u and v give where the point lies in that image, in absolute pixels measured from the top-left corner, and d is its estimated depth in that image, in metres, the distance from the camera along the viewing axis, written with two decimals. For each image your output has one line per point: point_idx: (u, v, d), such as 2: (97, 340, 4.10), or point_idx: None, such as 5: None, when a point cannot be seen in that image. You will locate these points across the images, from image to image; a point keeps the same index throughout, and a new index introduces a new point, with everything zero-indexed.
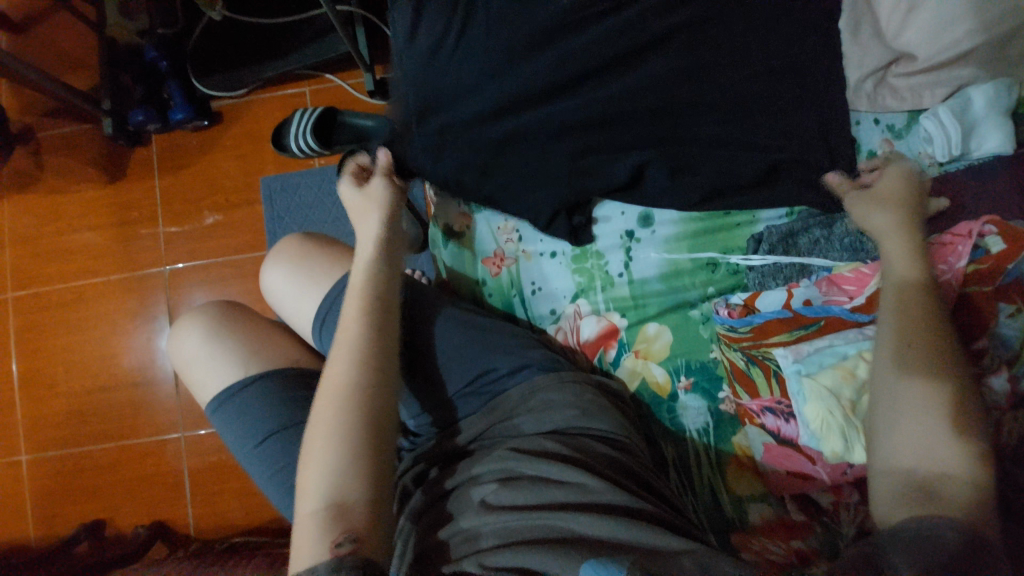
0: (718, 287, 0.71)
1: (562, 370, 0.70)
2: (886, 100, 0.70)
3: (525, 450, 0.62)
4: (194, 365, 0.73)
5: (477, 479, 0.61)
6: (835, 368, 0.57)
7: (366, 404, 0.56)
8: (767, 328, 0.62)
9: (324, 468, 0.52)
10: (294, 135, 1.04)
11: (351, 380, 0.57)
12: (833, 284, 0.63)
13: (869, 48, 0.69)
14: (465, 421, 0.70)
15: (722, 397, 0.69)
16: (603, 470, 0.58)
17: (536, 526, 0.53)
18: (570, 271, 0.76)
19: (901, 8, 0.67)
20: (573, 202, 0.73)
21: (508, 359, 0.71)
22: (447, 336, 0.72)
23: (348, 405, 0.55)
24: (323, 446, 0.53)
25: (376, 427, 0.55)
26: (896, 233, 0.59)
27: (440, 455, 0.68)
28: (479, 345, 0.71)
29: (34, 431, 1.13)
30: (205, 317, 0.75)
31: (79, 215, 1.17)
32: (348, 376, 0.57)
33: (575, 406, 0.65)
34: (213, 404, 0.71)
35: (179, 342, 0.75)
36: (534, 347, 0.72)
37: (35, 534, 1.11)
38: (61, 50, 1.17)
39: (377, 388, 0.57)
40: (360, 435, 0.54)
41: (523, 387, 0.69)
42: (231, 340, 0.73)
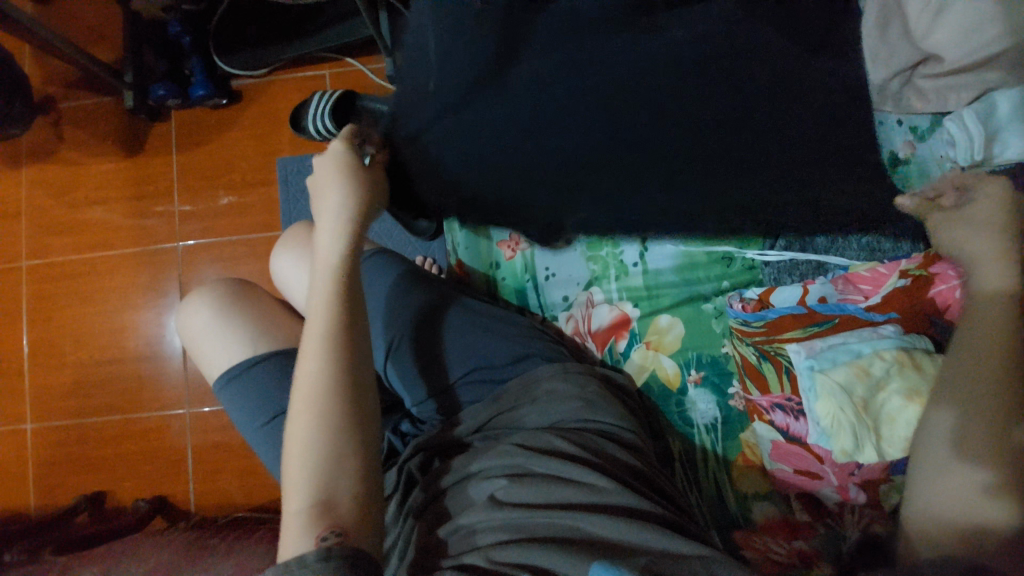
0: (734, 281, 0.69)
1: (565, 361, 0.70)
2: (911, 102, 0.70)
3: (531, 446, 0.61)
4: (203, 340, 0.73)
5: (482, 473, 0.60)
6: (849, 366, 0.56)
7: (344, 399, 0.54)
8: (781, 324, 0.63)
9: (324, 457, 0.51)
10: (314, 117, 1.06)
11: (323, 377, 0.54)
12: (849, 283, 0.63)
13: (898, 48, 0.69)
14: (471, 409, 0.69)
15: (732, 392, 0.68)
16: (612, 471, 0.57)
17: (545, 524, 0.52)
18: (585, 259, 0.75)
19: (931, 8, 0.65)
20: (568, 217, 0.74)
21: (509, 351, 0.71)
22: (457, 324, 0.73)
23: (329, 396, 0.53)
24: (302, 442, 0.52)
25: (361, 418, 0.54)
26: (994, 254, 0.54)
27: (445, 441, 0.68)
28: (482, 333, 0.73)
29: (41, 400, 1.14)
30: (216, 290, 0.75)
31: (96, 188, 1.18)
32: (322, 368, 0.55)
33: (578, 398, 0.65)
34: (223, 378, 0.70)
35: (188, 318, 0.74)
36: (537, 338, 0.73)
37: (37, 501, 1.11)
38: (87, 22, 1.18)
39: (354, 384, 0.55)
40: (341, 432, 0.52)
41: (525, 379, 0.68)
42: (243, 316, 0.73)
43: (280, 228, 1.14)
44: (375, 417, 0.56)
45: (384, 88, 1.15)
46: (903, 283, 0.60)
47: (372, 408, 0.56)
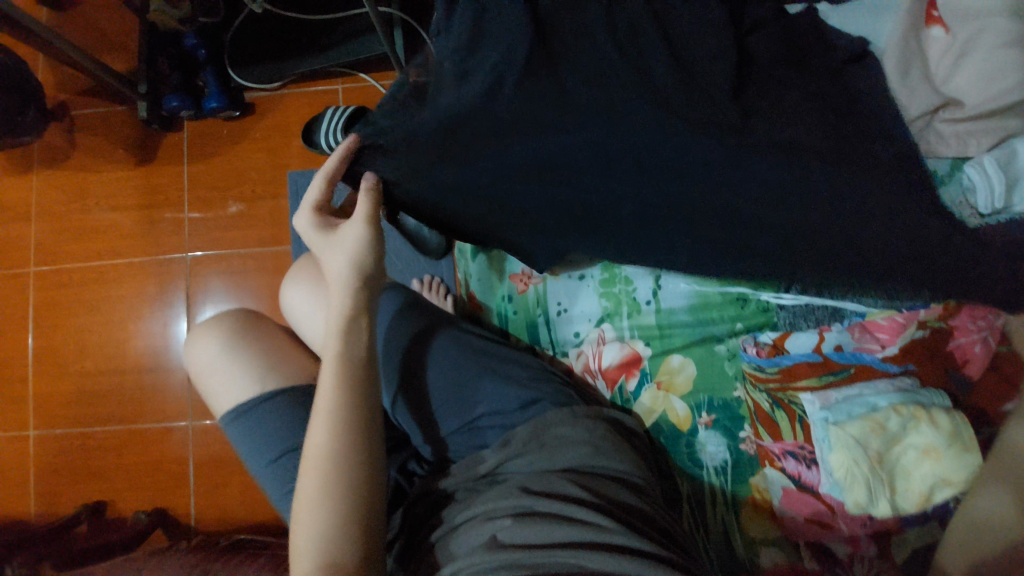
0: (747, 323, 0.68)
1: (575, 405, 0.69)
2: (933, 144, 0.70)
3: (537, 489, 0.60)
4: (211, 372, 0.72)
5: (488, 512, 0.59)
6: (864, 420, 0.56)
7: (353, 464, 0.53)
8: (796, 372, 0.62)
9: (326, 522, 0.51)
10: (325, 133, 1.07)
11: (333, 440, 0.53)
12: (865, 330, 0.62)
13: (920, 90, 0.69)
14: (477, 452, 0.68)
15: (742, 436, 0.67)
16: (617, 513, 0.57)
17: (549, 564, 0.51)
18: (597, 294, 0.74)
19: (952, 53, 0.69)
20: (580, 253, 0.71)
21: (517, 393, 0.71)
22: (464, 361, 0.73)
23: (335, 463, 0.53)
24: (309, 503, 0.51)
25: (367, 480, 0.53)
26: None
27: (450, 484, 0.67)
28: (487, 372, 0.73)
29: (45, 408, 1.14)
30: (226, 324, 0.74)
31: (105, 196, 1.18)
32: (328, 432, 0.53)
33: (587, 443, 0.64)
34: (232, 413, 0.69)
35: (198, 351, 0.74)
36: (547, 381, 0.72)
37: (37, 510, 1.11)
38: (103, 30, 1.18)
39: (362, 447, 0.54)
40: (350, 498, 0.52)
41: (534, 423, 0.67)
42: (251, 349, 0.73)
43: (289, 243, 1.14)
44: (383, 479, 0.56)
45: None
46: (921, 335, 0.60)
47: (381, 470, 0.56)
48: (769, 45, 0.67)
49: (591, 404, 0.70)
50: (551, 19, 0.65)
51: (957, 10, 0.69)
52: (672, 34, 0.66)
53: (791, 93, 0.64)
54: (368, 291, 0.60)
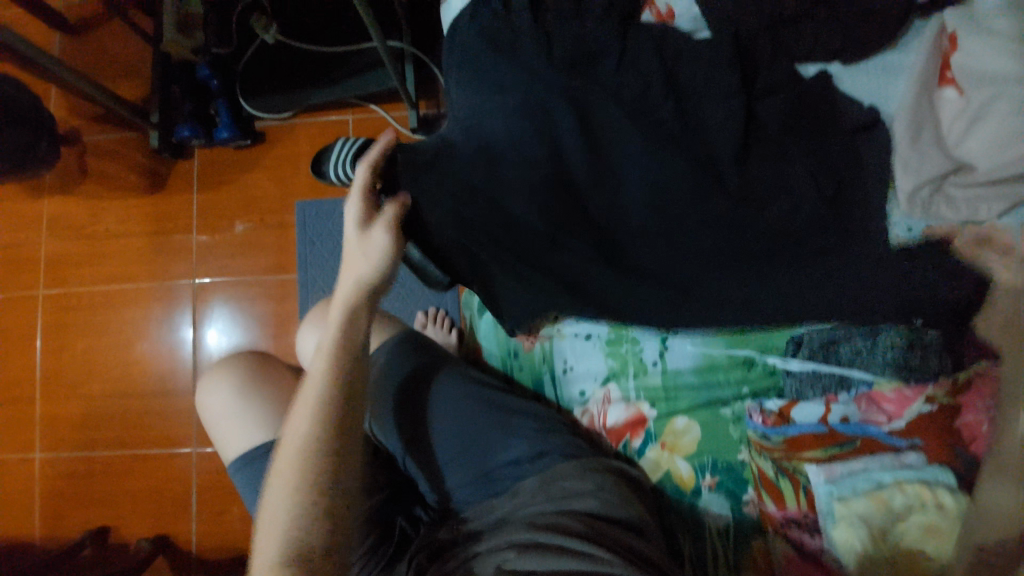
0: (753, 387, 0.68)
1: (584, 457, 0.69)
2: (941, 209, 0.67)
3: (544, 523, 0.61)
4: (222, 422, 0.73)
5: (507, 541, 0.61)
6: (869, 497, 0.58)
7: (319, 448, 0.58)
8: (801, 441, 0.63)
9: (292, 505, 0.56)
10: (334, 164, 1.08)
11: (312, 430, 0.59)
12: (872, 402, 0.63)
13: (930, 154, 0.67)
14: (486, 503, 0.69)
15: (745, 499, 0.67)
16: (620, 549, 0.58)
17: None
18: (603, 353, 0.73)
19: (965, 116, 0.68)
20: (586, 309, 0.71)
21: (525, 444, 0.71)
22: (474, 412, 0.73)
23: (309, 452, 0.58)
24: (281, 486, 0.58)
25: (335, 474, 0.58)
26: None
27: (456, 533, 0.67)
28: (496, 422, 0.73)
29: (50, 431, 1.15)
30: (238, 368, 0.75)
31: (115, 221, 1.19)
32: (308, 423, 0.60)
33: (597, 494, 0.64)
34: (238, 464, 0.69)
35: (207, 394, 0.74)
36: (554, 435, 0.71)
37: (40, 533, 1.12)
38: (115, 58, 1.19)
39: (333, 436, 0.59)
40: (313, 482, 0.57)
41: (543, 476, 0.67)
42: (261, 399, 0.73)
43: (296, 272, 1.15)
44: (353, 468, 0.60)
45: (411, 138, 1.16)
46: (928, 409, 0.60)
47: (353, 459, 0.60)
48: (779, 109, 0.66)
49: (600, 456, 0.69)
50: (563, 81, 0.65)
51: (971, 74, 0.68)
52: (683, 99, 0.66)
53: (802, 160, 0.63)
54: (371, 295, 0.67)
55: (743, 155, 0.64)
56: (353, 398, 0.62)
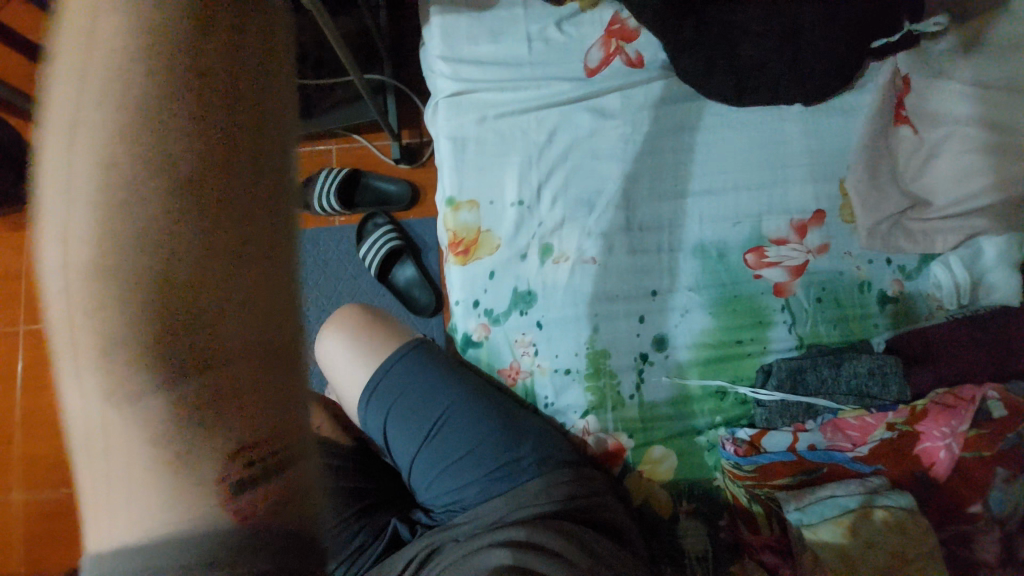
0: (726, 416, 0.71)
1: (579, 465, 0.68)
2: (900, 241, 0.73)
3: (549, 490, 0.64)
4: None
5: (490, 539, 0.58)
6: (835, 523, 0.59)
7: (169, 227, 0.20)
8: (772, 470, 0.64)
9: (129, 381, 0.21)
10: (320, 195, 1.11)
11: (128, 192, 0.20)
12: (838, 429, 0.65)
13: (889, 194, 0.73)
14: (487, 504, 0.64)
15: (722, 523, 0.70)
16: (602, 547, 0.59)
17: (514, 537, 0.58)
18: (581, 387, 0.73)
19: (919, 155, 0.74)
20: (566, 341, 0.73)
21: (533, 446, 0.68)
22: (466, 420, 0.68)
23: (127, 254, 0.20)
24: (86, 348, 0.21)
25: (221, 302, 0.21)
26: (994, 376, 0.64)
27: (449, 534, 0.64)
28: (508, 434, 0.68)
29: (35, 467, 1.14)
30: None
31: None
32: (109, 170, 0.20)
33: (587, 498, 0.64)
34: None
35: None
36: (556, 441, 0.69)
37: (26, 571, 1.11)
38: None
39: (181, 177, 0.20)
40: (179, 297, 0.20)
41: (546, 479, 0.65)
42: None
43: None
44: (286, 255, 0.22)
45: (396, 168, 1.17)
46: (889, 436, 0.63)
47: (266, 240, 0.21)
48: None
49: (597, 472, 0.69)
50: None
51: (923, 114, 0.74)
52: None
53: None
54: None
55: (702, 199, 0.76)
56: (214, 71, 0.21)
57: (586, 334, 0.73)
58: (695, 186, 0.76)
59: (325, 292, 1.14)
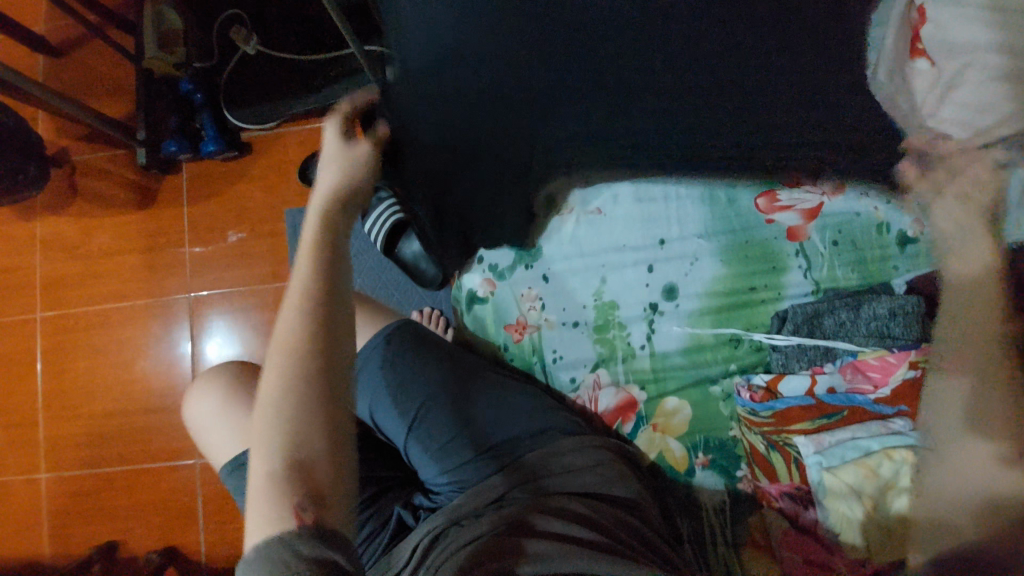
0: (741, 364, 0.70)
1: (585, 434, 0.69)
2: (919, 180, 0.71)
3: (550, 467, 0.66)
4: (208, 430, 0.73)
5: (488, 526, 0.59)
6: (857, 465, 0.56)
7: (321, 363, 0.43)
8: (789, 415, 0.63)
9: (270, 439, 0.41)
10: None
11: (292, 354, 0.43)
12: (858, 370, 0.64)
13: (904, 129, 0.71)
14: (486, 481, 0.65)
15: (739, 475, 0.68)
16: (603, 520, 0.59)
17: (515, 519, 0.59)
18: (591, 340, 0.74)
19: (937, 88, 0.70)
20: (573, 295, 0.76)
21: (528, 419, 0.70)
22: (469, 386, 0.70)
23: (290, 378, 0.42)
24: (263, 424, 0.42)
25: (323, 406, 0.42)
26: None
27: (452, 516, 0.63)
28: (505, 406, 0.70)
29: (55, 450, 1.16)
30: (225, 376, 0.75)
31: (108, 237, 1.20)
32: (285, 340, 0.44)
33: (594, 470, 0.65)
34: (228, 466, 0.70)
35: (196, 406, 0.75)
36: (556, 410, 0.71)
37: (50, 552, 1.13)
38: (100, 78, 1.20)
39: (334, 344, 0.44)
40: (315, 399, 0.42)
41: (544, 452, 0.67)
42: (241, 404, 0.73)
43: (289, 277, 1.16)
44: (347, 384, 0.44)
45: None
46: (912, 375, 0.61)
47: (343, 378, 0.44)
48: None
49: (600, 433, 0.70)
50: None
51: (943, 44, 0.70)
52: None
53: None
54: (352, 190, 0.55)
55: (705, 144, 0.74)
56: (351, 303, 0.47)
57: (594, 285, 0.75)
58: (698, 130, 0.74)
59: None
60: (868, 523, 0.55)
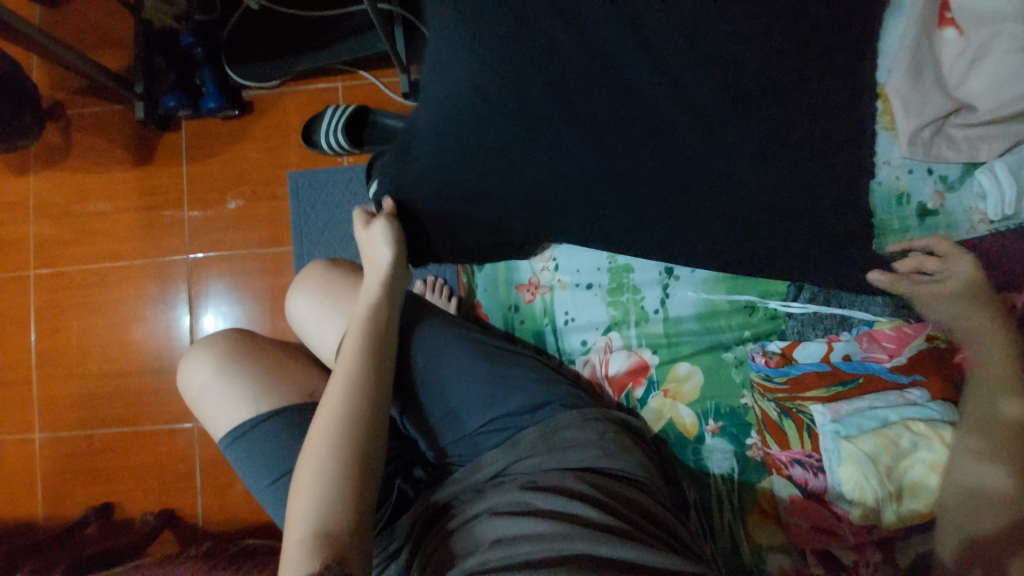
0: (756, 331, 0.70)
1: (584, 407, 0.68)
2: (942, 150, 0.69)
3: (551, 443, 0.65)
4: (209, 398, 0.69)
5: (489, 507, 0.60)
6: (876, 435, 0.56)
7: (355, 442, 0.56)
8: (804, 382, 0.63)
9: (313, 494, 0.53)
10: (326, 132, 1.07)
11: (341, 425, 0.57)
12: (873, 340, 0.63)
13: (932, 95, 0.68)
14: (487, 455, 0.66)
15: (750, 443, 0.67)
16: (603, 499, 0.58)
17: (514, 499, 0.59)
18: (604, 303, 0.74)
19: (966, 57, 0.67)
20: (587, 257, 0.75)
21: (527, 393, 0.68)
22: (465, 359, 0.68)
23: (338, 444, 0.55)
24: (310, 481, 0.54)
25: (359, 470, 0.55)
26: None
27: (451, 491, 0.65)
28: (503, 378, 0.69)
29: (50, 409, 1.14)
30: (218, 346, 0.71)
31: (105, 196, 1.17)
32: (339, 411, 0.57)
33: (596, 445, 0.64)
34: (232, 434, 0.66)
35: (188, 376, 0.70)
36: (556, 383, 0.70)
37: (43, 512, 1.12)
38: (96, 29, 1.15)
39: (362, 434, 0.56)
40: (342, 480, 0.54)
41: (544, 427, 0.66)
42: (244, 371, 0.69)
43: (289, 243, 1.14)
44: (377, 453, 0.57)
45: (404, 104, 1.14)
46: (928, 346, 0.59)
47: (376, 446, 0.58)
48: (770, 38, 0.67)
49: (601, 406, 0.69)
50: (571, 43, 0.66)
51: (971, 13, 0.67)
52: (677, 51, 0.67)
53: None
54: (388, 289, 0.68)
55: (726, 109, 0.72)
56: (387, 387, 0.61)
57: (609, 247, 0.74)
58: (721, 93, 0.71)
59: (332, 234, 1.12)
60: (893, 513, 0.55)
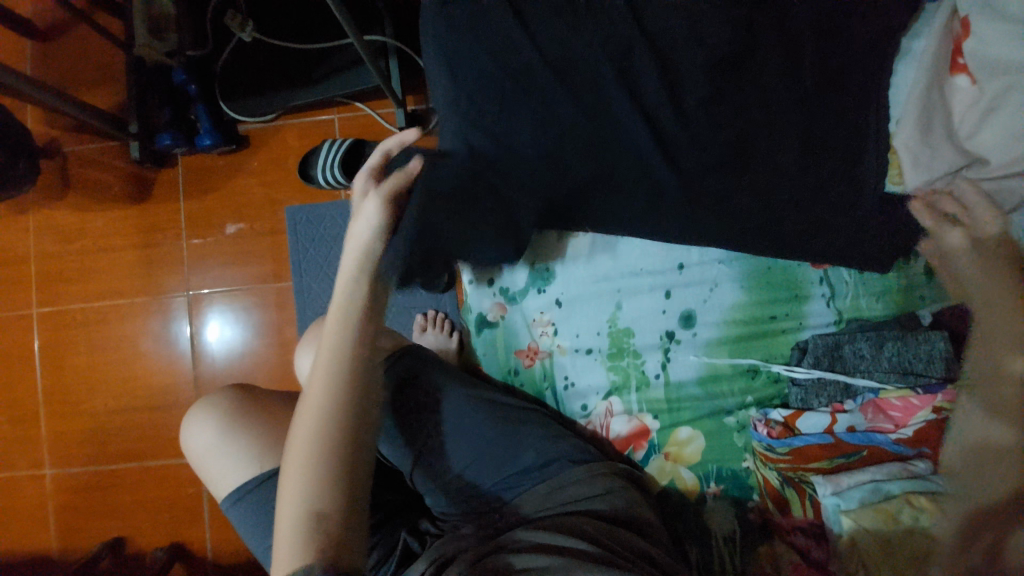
0: (758, 396, 0.70)
1: (593, 461, 0.68)
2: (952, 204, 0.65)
3: (561, 493, 0.65)
4: (211, 459, 0.70)
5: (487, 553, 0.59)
6: (876, 509, 0.55)
7: (339, 434, 0.51)
8: (807, 453, 0.63)
9: (300, 487, 0.49)
10: (323, 168, 1.05)
11: (322, 416, 0.52)
12: (879, 410, 0.64)
13: (941, 149, 0.64)
14: (490, 516, 0.66)
15: (750, 505, 0.68)
16: (599, 536, 0.58)
17: (519, 536, 0.60)
18: (605, 368, 0.74)
19: (979, 108, 0.62)
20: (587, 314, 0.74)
21: (535, 451, 0.68)
22: (474, 419, 0.69)
23: (320, 434, 0.51)
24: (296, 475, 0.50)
25: (346, 462, 0.51)
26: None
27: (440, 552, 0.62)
28: (511, 437, 0.68)
29: (59, 446, 1.16)
30: (221, 405, 0.71)
31: (106, 233, 1.17)
32: (320, 401, 0.53)
33: (602, 497, 0.64)
34: (235, 495, 0.67)
35: (192, 435, 0.71)
36: (563, 439, 0.70)
37: (56, 545, 1.14)
38: (88, 65, 1.14)
39: (347, 426, 0.52)
40: (328, 475, 0.50)
41: (552, 482, 0.66)
42: (247, 431, 0.69)
43: (289, 277, 1.13)
44: (365, 442, 0.53)
45: None
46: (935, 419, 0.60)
47: (363, 437, 0.53)
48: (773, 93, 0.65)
49: (609, 460, 0.69)
50: (572, 106, 0.64)
51: (984, 61, 0.61)
52: (681, 108, 0.65)
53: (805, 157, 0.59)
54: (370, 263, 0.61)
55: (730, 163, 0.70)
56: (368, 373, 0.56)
57: (609, 312, 0.74)
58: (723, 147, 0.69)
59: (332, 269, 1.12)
60: (885, 566, 0.52)
